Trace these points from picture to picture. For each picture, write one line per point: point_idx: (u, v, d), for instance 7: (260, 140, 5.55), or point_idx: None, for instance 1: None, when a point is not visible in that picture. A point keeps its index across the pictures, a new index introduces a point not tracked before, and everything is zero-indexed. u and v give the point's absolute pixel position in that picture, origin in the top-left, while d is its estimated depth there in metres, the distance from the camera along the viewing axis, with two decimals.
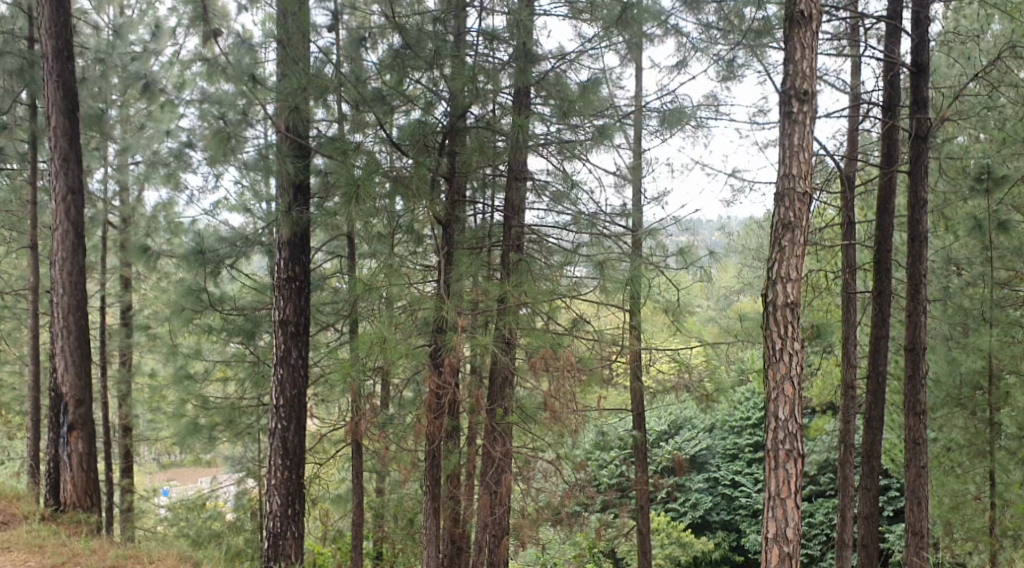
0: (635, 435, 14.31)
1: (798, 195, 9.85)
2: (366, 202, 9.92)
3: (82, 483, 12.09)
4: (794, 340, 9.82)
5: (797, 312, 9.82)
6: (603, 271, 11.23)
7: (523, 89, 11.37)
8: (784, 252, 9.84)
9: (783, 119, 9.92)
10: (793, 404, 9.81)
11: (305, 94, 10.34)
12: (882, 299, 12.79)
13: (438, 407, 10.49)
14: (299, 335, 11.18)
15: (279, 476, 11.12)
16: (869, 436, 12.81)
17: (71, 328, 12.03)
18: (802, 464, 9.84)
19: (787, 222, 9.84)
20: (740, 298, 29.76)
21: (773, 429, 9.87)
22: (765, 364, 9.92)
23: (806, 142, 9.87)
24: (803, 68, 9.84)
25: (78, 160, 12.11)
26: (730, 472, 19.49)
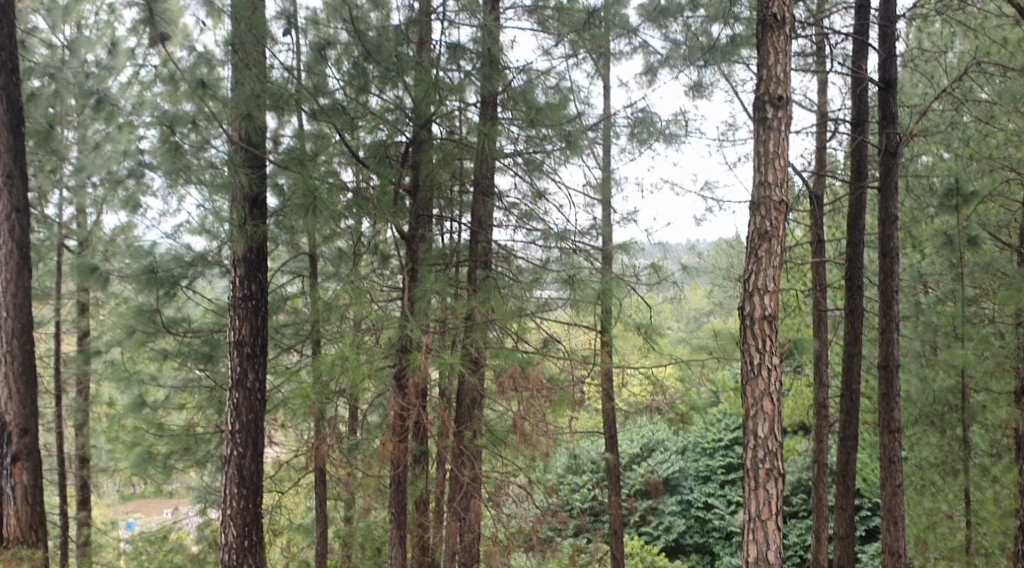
0: (606, 458, 14.02)
1: (775, 203, 9.65)
2: (324, 212, 9.62)
3: (27, 518, 11.54)
4: (772, 354, 9.58)
5: (775, 326, 9.59)
6: (574, 285, 10.74)
7: (489, 101, 11.11)
8: (761, 263, 9.63)
9: (758, 125, 9.73)
10: (773, 422, 9.57)
11: (261, 104, 10.03)
12: (854, 315, 12.58)
13: (402, 430, 10.14)
14: (255, 357, 10.82)
15: (235, 506, 10.74)
16: (843, 455, 12.57)
17: (16, 353, 11.58)
18: (782, 484, 9.57)
19: (763, 232, 9.63)
20: (711, 320, 29.66)
21: (753, 448, 9.62)
22: (743, 380, 9.68)
23: (782, 149, 9.69)
24: (778, 73, 9.65)
25: (21, 178, 11.70)
26: (703, 494, 19.24)
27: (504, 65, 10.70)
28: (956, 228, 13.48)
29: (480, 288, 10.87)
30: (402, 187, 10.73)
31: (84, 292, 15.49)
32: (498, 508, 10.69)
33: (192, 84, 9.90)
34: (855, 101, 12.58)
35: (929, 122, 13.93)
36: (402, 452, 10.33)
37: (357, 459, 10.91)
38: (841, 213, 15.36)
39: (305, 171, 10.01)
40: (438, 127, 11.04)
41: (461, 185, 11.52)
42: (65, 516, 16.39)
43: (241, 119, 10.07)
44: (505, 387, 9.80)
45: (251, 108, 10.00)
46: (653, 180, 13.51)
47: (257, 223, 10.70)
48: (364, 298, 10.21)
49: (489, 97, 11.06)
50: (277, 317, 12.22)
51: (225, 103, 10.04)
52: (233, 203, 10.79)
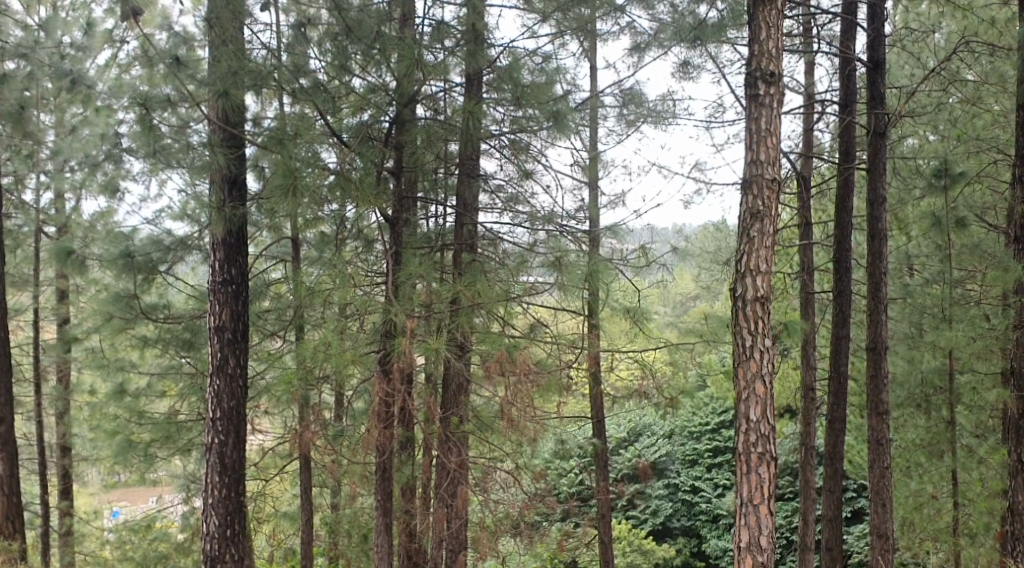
0: (594, 443, 13.92)
1: (767, 181, 9.53)
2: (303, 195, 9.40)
3: (3, 508, 11.32)
4: (764, 336, 9.48)
5: (767, 307, 9.50)
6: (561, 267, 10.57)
7: (475, 78, 10.95)
8: (753, 243, 9.51)
9: (750, 102, 9.60)
10: (765, 406, 9.46)
11: (238, 82, 9.80)
12: (842, 297, 12.48)
13: (386, 416, 10.01)
14: (236, 343, 10.65)
15: (216, 495, 10.59)
16: (830, 438, 12.47)
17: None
18: (774, 468, 9.49)
19: (755, 211, 9.51)
20: (697, 304, 29.58)
21: (745, 432, 9.52)
22: (735, 362, 9.59)
23: (775, 128, 9.57)
24: (769, 49, 9.51)
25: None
26: (690, 477, 19.19)
27: (489, 44, 10.51)
28: (944, 210, 13.25)
29: (466, 272, 10.72)
30: (386, 168, 10.55)
31: (64, 279, 15.31)
32: (485, 493, 10.56)
33: (166, 61, 9.67)
34: (844, 82, 12.43)
35: (917, 102, 13.83)
36: (387, 438, 10.20)
37: (341, 446, 10.76)
38: (828, 196, 15.24)
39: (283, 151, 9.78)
40: (422, 108, 10.87)
41: (446, 168, 11.38)
42: (47, 506, 16.21)
43: (216, 97, 9.76)
44: (492, 372, 9.67)
45: (228, 86, 9.76)
46: (641, 164, 13.27)
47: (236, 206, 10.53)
48: (348, 282, 10.06)
49: (473, 75, 10.90)
50: (258, 303, 12.05)
51: (201, 80, 9.82)
52: (212, 184, 10.63)
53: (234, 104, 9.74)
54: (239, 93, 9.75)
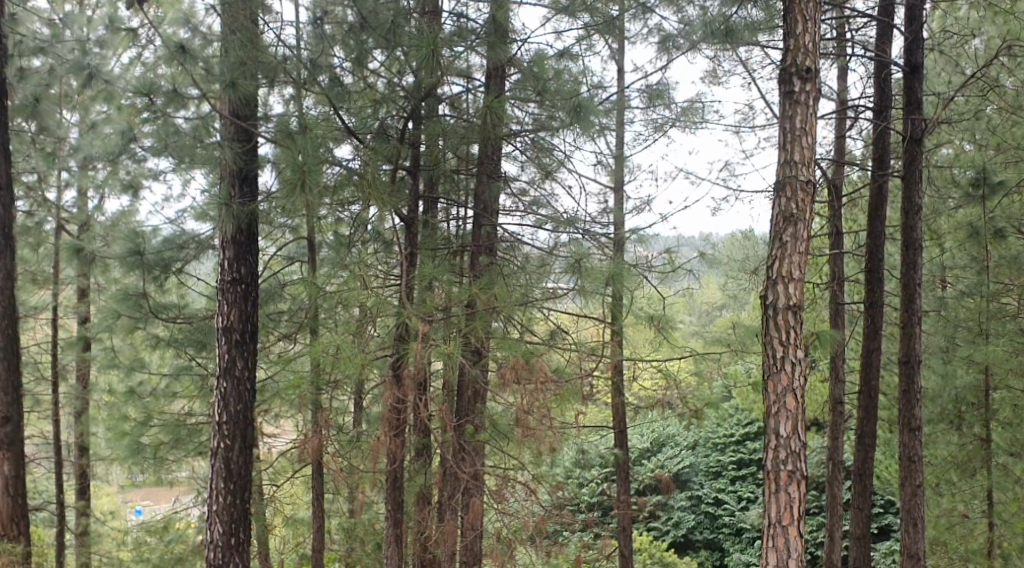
0: (615, 453, 13.57)
1: (801, 183, 9.19)
2: (314, 191, 9.01)
3: (7, 510, 11.10)
4: (796, 347, 9.14)
5: (799, 316, 9.15)
6: (582, 270, 10.20)
7: (498, 73, 10.65)
8: (786, 248, 9.18)
9: (784, 99, 9.26)
10: (795, 421, 9.12)
11: (247, 72, 9.57)
12: (873, 309, 12.07)
13: (398, 423, 9.71)
14: (244, 344, 10.42)
15: (221, 502, 10.35)
16: (860, 453, 12.04)
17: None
18: (805, 488, 9.13)
19: (788, 214, 9.18)
20: (724, 315, 29.18)
21: (774, 448, 9.17)
22: (765, 374, 9.24)
23: (809, 126, 9.23)
24: (805, 43, 9.16)
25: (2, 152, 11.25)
26: (713, 489, 18.79)
27: (512, 39, 10.23)
28: (982, 220, 12.79)
29: (484, 275, 10.42)
30: (402, 167, 10.23)
31: (84, 277, 15.17)
32: (501, 503, 10.23)
33: (172, 47, 9.37)
34: (878, 87, 12.01)
35: (953, 109, 13.39)
36: (398, 445, 9.89)
37: (352, 452, 10.47)
38: (859, 205, 14.80)
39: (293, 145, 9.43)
40: (443, 106, 10.61)
41: (465, 168, 11.09)
42: (63, 506, 16.02)
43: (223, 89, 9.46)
44: (506, 379, 9.35)
45: (236, 76, 9.48)
46: (667, 170, 12.97)
47: (246, 203, 10.29)
48: (361, 284, 9.77)
49: (496, 71, 10.62)
50: (269, 304, 11.78)
51: (208, 67, 9.58)
52: (221, 178, 10.38)
53: (241, 95, 9.48)
54: (246, 83, 9.46)
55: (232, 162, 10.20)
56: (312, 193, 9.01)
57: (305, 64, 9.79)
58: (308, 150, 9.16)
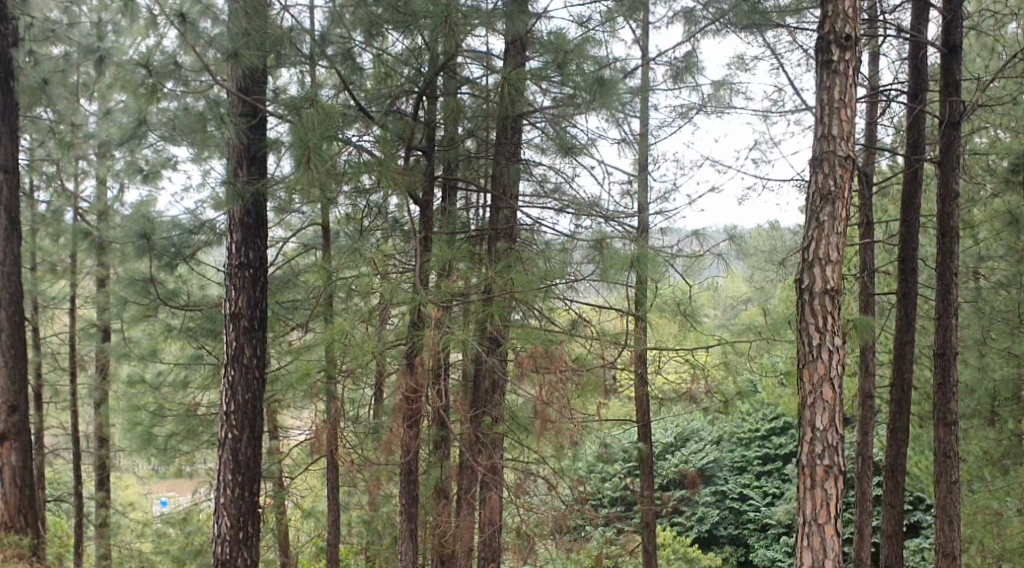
0: (639, 447, 13.22)
1: (840, 159, 8.85)
2: (323, 167, 8.69)
3: (14, 502, 10.87)
4: (834, 334, 8.80)
5: (837, 301, 8.81)
6: (604, 252, 9.89)
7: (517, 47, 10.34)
8: (824, 229, 8.84)
9: (822, 69, 8.90)
10: (832, 414, 8.78)
11: (251, 43, 9.24)
12: (907, 299, 11.61)
13: (411, 414, 9.40)
14: (252, 331, 10.15)
15: (229, 495, 10.10)
16: (891, 448, 11.60)
17: (2, 324, 10.87)
18: (842, 483, 8.80)
19: (827, 192, 8.83)
20: (750, 308, 28.75)
21: (810, 441, 8.84)
22: (800, 363, 8.90)
23: (848, 98, 8.86)
24: (845, 9, 8.78)
25: (9, 135, 10.98)
26: (738, 485, 18.40)
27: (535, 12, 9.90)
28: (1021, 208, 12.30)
29: (502, 259, 10.09)
30: (417, 147, 9.89)
31: (102, 266, 14.98)
32: (521, 499, 9.89)
33: (173, 17, 9.08)
34: (913, 66, 11.51)
35: (990, 95, 12.91)
36: (412, 438, 9.59)
37: (366, 445, 10.18)
38: (891, 194, 14.35)
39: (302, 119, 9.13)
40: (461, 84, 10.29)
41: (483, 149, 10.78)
42: (81, 497, 15.84)
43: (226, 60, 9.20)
44: (525, 367, 9.14)
45: (239, 46, 9.19)
46: (692, 159, 12.52)
47: (251, 180, 10.03)
48: (373, 269, 9.45)
49: (516, 42, 10.30)
50: (281, 293, 11.46)
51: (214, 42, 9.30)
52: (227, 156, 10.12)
53: (243, 66, 9.20)
54: (249, 54, 9.16)
55: (236, 138, 9.93)
56: (319, 169, 8.65)
57: (316, 40, 9.57)
58: (319, 127, 8.83)
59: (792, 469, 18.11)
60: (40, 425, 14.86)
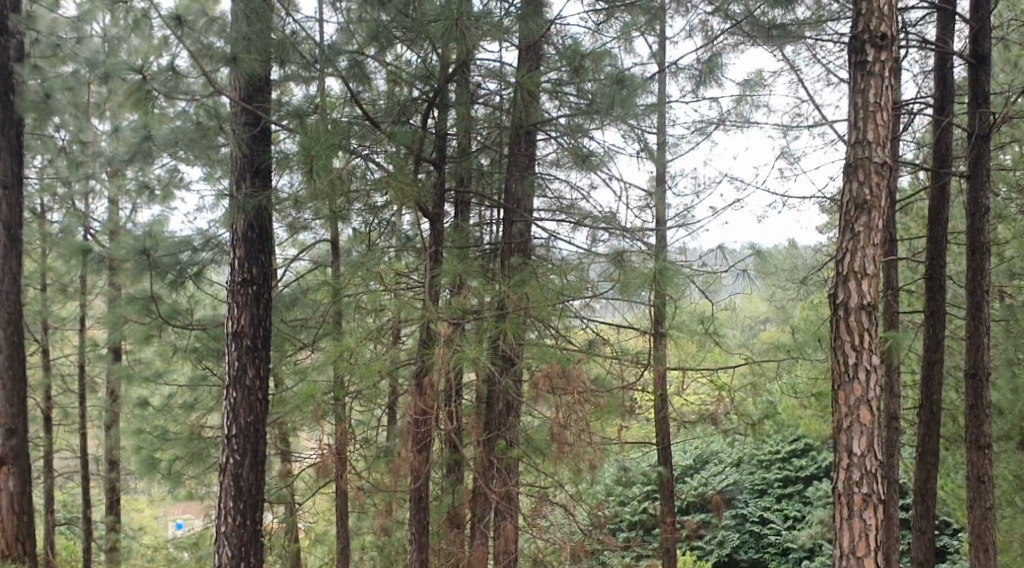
0: (658, 471, 12.83)
1: (876, 164, 8.61)
2: (324, 178, 8.38)
3: (12, 528, 10.58)
4: (871, 354, 8.57)
5: (873, 317, 8.58)
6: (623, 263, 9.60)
7: (533, 49, 10.13)
8: (858, 240, 8.61)
9: (855, 70, 8.67)
10: (870, 437, 8.55)
11: (250, 47, 9.22)
12: (934, 319, 11.19)
13: (422, 437, 9.08)
14: (255, 351, 9.88)
15: (230, 523, 9.80)
16: (921, 473, 11.16)
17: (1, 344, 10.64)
18: (881, 513, 8.53)
19: (862, 201, 8.62)
20: (768, 327, 28.29)
21: (847, 469, 8.59)
22: (835, 385, 8.67)
23: (883, 103, 8.66)
24: (880, 8, 8.59)
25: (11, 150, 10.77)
26: (759, 508, 17.58)
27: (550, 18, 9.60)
28: None
29: (515, 274, 9.79)
30: (425, 159, 9.57)
31: (113, 287, 14.78)
32: (537, 526, 9.53)
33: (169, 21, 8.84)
34: (938, 78, 11.08)
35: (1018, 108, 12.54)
36: (422, 462, 9.26)
37: (377, 470, 9.87)
38: (916, 211, 13.97)
39: (306, 128, 8.84)
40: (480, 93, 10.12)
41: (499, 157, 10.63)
42: (92, 521, 15.55)
43: (225, 64, 9.02)
44: (541, 388, 8.75)
45: (238, 50, 9.19)
46: (710, 176, 12.04)
47: (254, 191, 9.77)
48: (381, 284, 9.18)
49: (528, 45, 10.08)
50: (288, 312, 11.24)
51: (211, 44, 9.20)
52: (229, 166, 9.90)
53: (243, 70, 9.15)
54: (248, 58, 9.11)
55: (238, 148, 9.72)
56: (323, 177, 8.37)
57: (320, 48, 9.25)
58: (323, 133, 8.52)
59: (814, 491, 17.19)
60: (48, 448, 14.59)
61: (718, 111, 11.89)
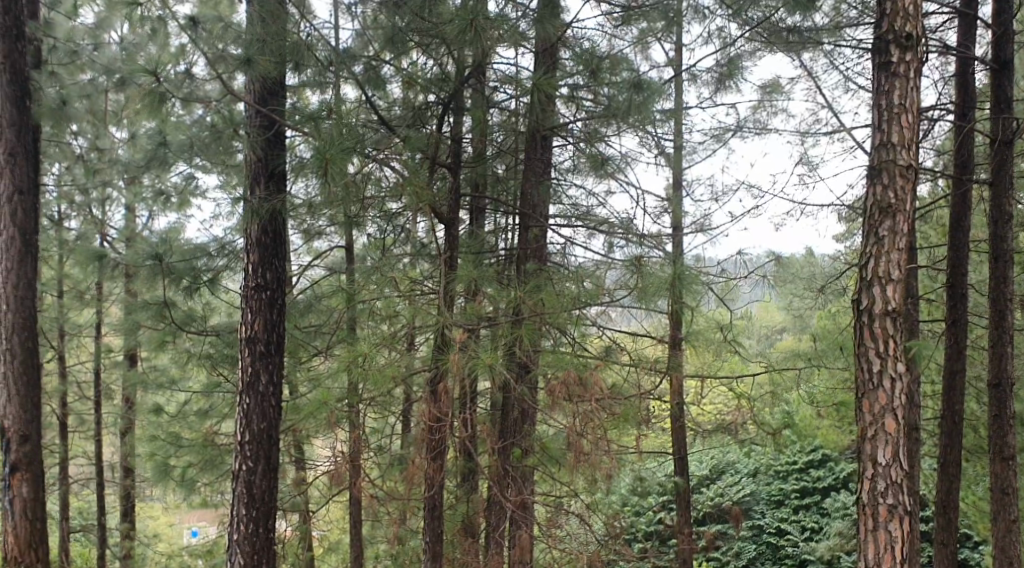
0: (675, 481, 12.70)
1: (901, 167, 8.54)
2: (339, 182, 8.31)
3: (25, 535, 10.53)
4: (896, 361, 8.51)
5: (899, 324, 8.52)
6: (642, 269, 9.51)
7: (550, 50, 10.07)
8: (883, 245, 8.54)
9: (880, 70, 8.60)
10: (896, 447, 8.48)
11: (268, 50, 9.09)
12: (956, 328, 11.03)
13: (436, 445, 9.00)
14: (268, 357, 9.81)
15: (243, 531, 9.73)
16: (943, 484, 10.99)
17: (16, 349, 10.61)
18: (908, 524, 8.47)
19: (886, 205, 8.55)
20: (786, 337, 28.05)
21: (872, 479, 8.53)
22: (859, 393, 8.62)
23: (908, 104, 8.56)
24: (906, 8, 8.51)
25: (27, 155, 10.76)
26: (775, 519, 16.98)
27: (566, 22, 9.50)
28: None
29: (531, 279, 9.73)
30: (440, 163, 9.50)
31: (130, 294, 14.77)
32: (553, 535, 9.40)
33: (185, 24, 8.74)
34: (959, 83, 10.93)
35: None
36: (437, 470, 9.17)
37: (391, 478, 9.79)
38: (937, 219, 13.82)
39: (320, 131, 8.79)
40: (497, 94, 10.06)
41: (516, 159, 10.59)
42: (106, 529, 15.50)
43: (241, 67, 8.98)
44: (557, 395, 8.67)
45: (253, 52, 9.04)
46: (728, 182, 11.73)
47: (268, 195, 9.71)
48: (396, 289, 9.12)
49: (544, 46, 10.04)
50: (301, 318, 11.19)
51: (225, 47, 9.07)
52: (243, 169, 9.87)
53: (256, 73, 9.05)
54: (263, 61, 9.02)
55: (252, 152, 9.67)
56: (337, 181, 8.31)
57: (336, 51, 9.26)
58: (338, 137, 8.46)
59: (832, 503, 16.73)
60: (63, 455, 14.56)
61: (736, 118, 11.89)
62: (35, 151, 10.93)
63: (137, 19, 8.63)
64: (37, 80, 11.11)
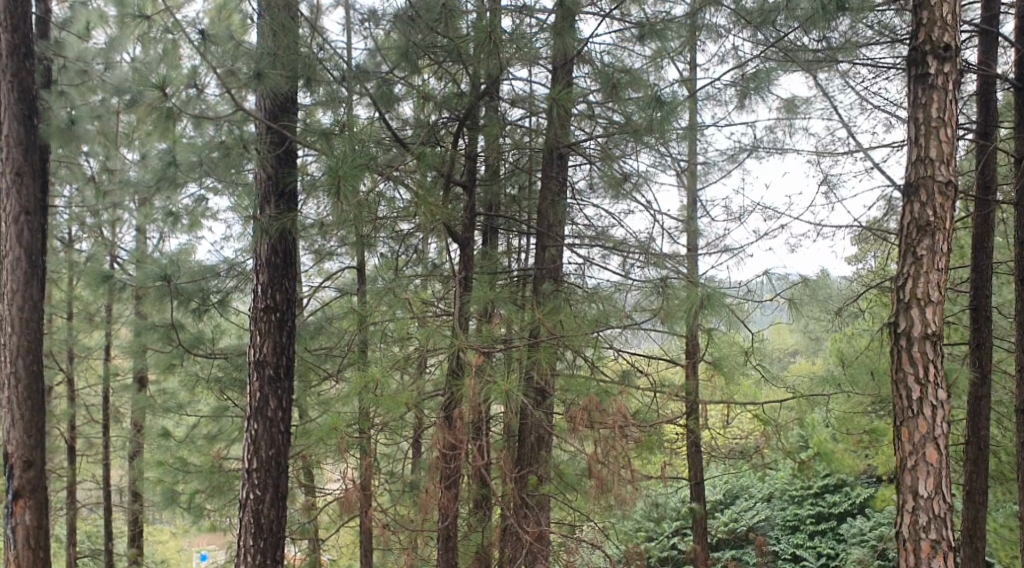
0: (692, 507, 12.40)
1: (940, 183, 8.40)
2: (350, 201, 8.11)
3: (27, 564, 10.29)
4: (936, 388, 8.32)
5: (938, 348, 8.33)
6: (666, 289, 9.34)
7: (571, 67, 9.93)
8: (921, 264, 8.39)
9: (917, 82, 8.48)
10: (937, 478, 8.28)
11: (278, 63, 8.91)
12: (980, 351, 10.74)
13: (449, 473, 8.76)
14: (277, 381, 9.60)
15: (249, 561, 9.49)
16: (969, 512, 10.68)
17: (20, 373, 10.42)
18: (951, 558, 8.23)
19: (925, 223, 8.41)
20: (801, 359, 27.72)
21: (913, 513, 8.32)
22: (898, 421, 8.44)
23: (947, 117, 8.45)
24: (944, 17, 8.41)
25: (33, 175, 10.59)
26: (790, 545, 16.53)
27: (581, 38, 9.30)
28: None
29: (549, 301, 9.54)
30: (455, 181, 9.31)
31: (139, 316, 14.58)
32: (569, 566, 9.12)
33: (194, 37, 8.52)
34: (981, 101, 10.65)
35: None
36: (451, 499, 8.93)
37: (404, 507, 9.54)
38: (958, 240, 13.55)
39: (331, 149, 8.60)
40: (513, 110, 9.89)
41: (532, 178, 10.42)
42: (113, 554, 15.25)
43: (251, 81, 8.78)
44: (579, 422, 8.41)
45: (264, 66, 8.81)
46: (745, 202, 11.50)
47: (278, 215, 9.53)
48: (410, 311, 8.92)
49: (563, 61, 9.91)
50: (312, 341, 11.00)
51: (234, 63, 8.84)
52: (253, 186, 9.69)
53: (269, 86, 8.79)
54: (274, 73, 8.77)
55: (263, 170, 9.49)
56: (349, 200, 8.11)
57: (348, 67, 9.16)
58: (349, 154, 8.26)
59: (848, 528, 16.30)
60: (70, 479, 14.35)
61: (752, 137, 11.73)
62: (41, 171, 10.75)
63: (146, 36, 8.44)
64: (44, 99, 10.95)
